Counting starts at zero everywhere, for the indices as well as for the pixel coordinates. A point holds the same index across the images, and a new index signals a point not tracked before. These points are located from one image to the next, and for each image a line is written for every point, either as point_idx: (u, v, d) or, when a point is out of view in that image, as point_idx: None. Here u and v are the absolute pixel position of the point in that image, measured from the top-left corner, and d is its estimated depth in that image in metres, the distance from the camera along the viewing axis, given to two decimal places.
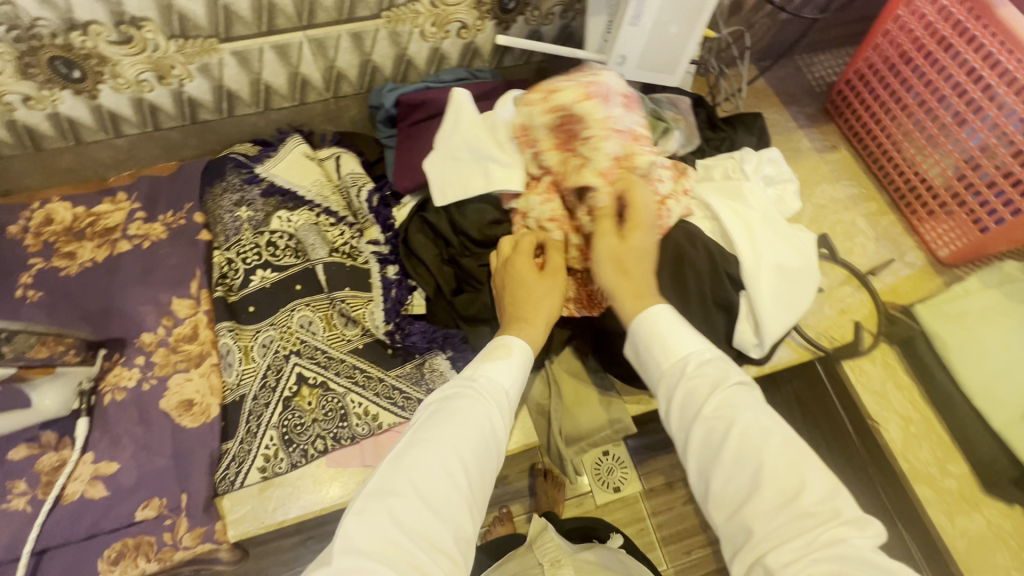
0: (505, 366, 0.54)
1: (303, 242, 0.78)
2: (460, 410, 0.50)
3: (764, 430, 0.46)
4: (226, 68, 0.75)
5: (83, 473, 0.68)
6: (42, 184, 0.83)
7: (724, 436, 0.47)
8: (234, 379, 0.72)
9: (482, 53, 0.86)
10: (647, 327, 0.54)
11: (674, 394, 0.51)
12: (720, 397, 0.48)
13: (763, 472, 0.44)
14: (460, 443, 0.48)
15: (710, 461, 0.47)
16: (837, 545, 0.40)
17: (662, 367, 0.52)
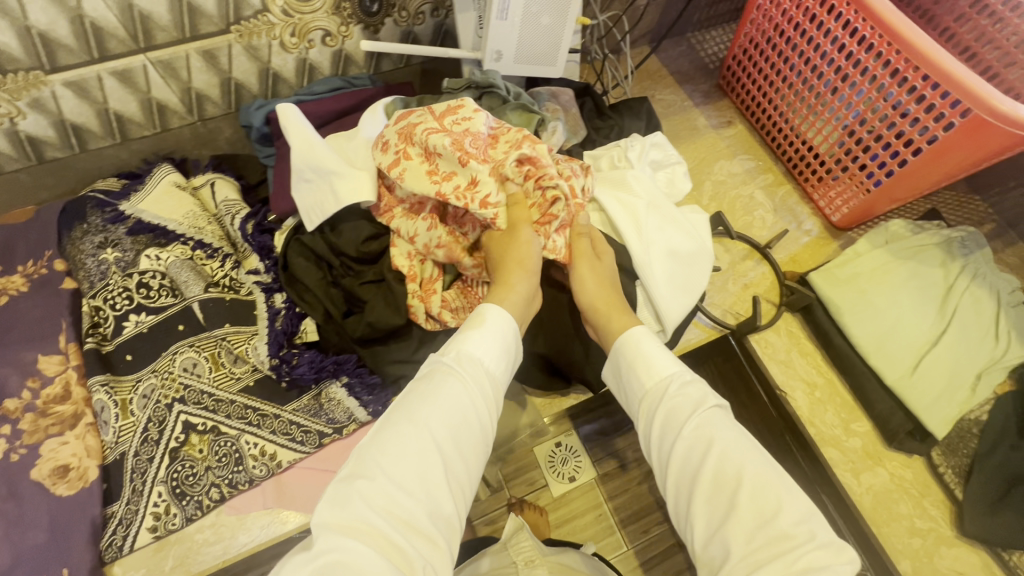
0: (482, 341, 0.54)
1: (176, 281, 0.73)
2: (440, 390, 0.51)
3: (740, 452, 0.51)
4: (63, 100, 0.68)
5: None
6: None
7: (702, 459, 0.51)
8: (113, 436, 0.67)
9: (355, 59, 0.82)
10: (626, 350, 0.59)
11: (655, 419, 0.56)
12: (699, 417, 0.53)
13: (741, 493, 0.49)
14: (432, 419, 0.48)
15: (689, 488, 0.52)
16: (812, 571, 0.44)
17: (646, 388, 0.57)
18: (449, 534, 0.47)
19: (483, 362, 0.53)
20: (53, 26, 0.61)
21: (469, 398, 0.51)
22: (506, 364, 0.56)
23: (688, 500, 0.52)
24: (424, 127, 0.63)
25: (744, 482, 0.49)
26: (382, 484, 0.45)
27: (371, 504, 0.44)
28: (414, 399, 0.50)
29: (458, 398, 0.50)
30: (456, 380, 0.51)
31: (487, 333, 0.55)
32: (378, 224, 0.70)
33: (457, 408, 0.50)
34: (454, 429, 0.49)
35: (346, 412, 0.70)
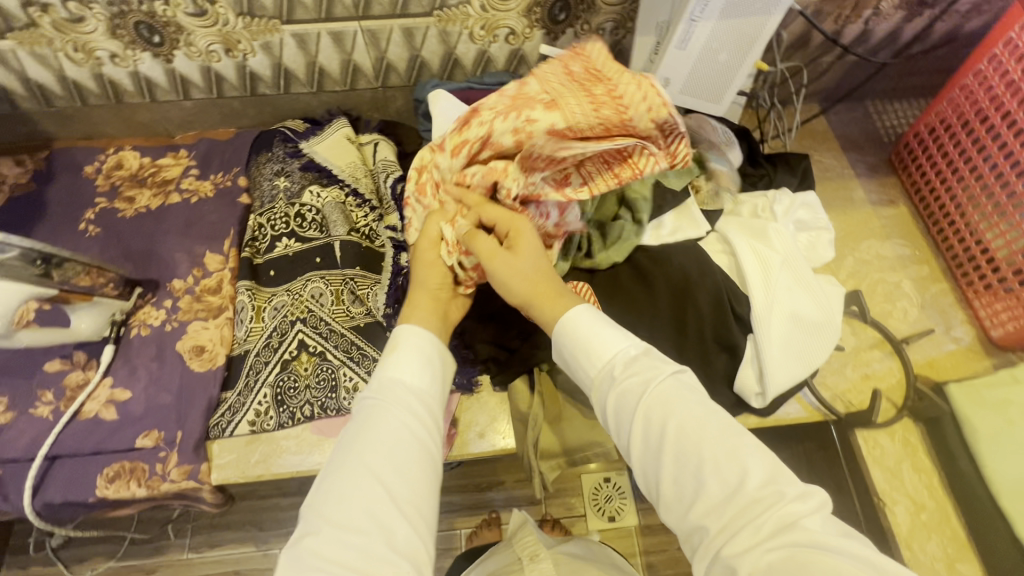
0: (405, 360, 0.54)
1: (326, 218, 0.82)
2: (369, 421, 0.51)
3: (700, 420, 0.46)
4: (286, 48, 0.80)
5: (100, 395, 0.75)
6: (121, 133, 0.94)
7: (662, 435, 0.46)
8: (243, 334, 0.77)
9: (528, 60, 0.88)
10: (567, 335, 0.53)
11: (607, 405, 0.50)
12: (652, 395, 0.48)
13: (709, 464, 0.43)
14: (370, 455, 0.48)
15: (658, 469, 0.46)
16: (787, 530, 0.40)
17: (593, 375, 0.51)
18: (418, 572, 0.45)
19: (407, 382, 0.53)
20: None
21: (402, 420, 0.51)
22: (437, 380, 0.56)
23: (656, 481, 0.47)
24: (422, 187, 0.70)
25: (706, 451, 0.44)
26: (329, 532, 0.45)
27: (320, 556, 0.44)
28: (347, 435, 0.51)
29: (389, 422, 0.50)
30: (382, 404, 0.51)
31: (403, 354, 0.55)
32: None
33: (393, 432, 0.50)
34: (394, 460, 0.48)
35: None
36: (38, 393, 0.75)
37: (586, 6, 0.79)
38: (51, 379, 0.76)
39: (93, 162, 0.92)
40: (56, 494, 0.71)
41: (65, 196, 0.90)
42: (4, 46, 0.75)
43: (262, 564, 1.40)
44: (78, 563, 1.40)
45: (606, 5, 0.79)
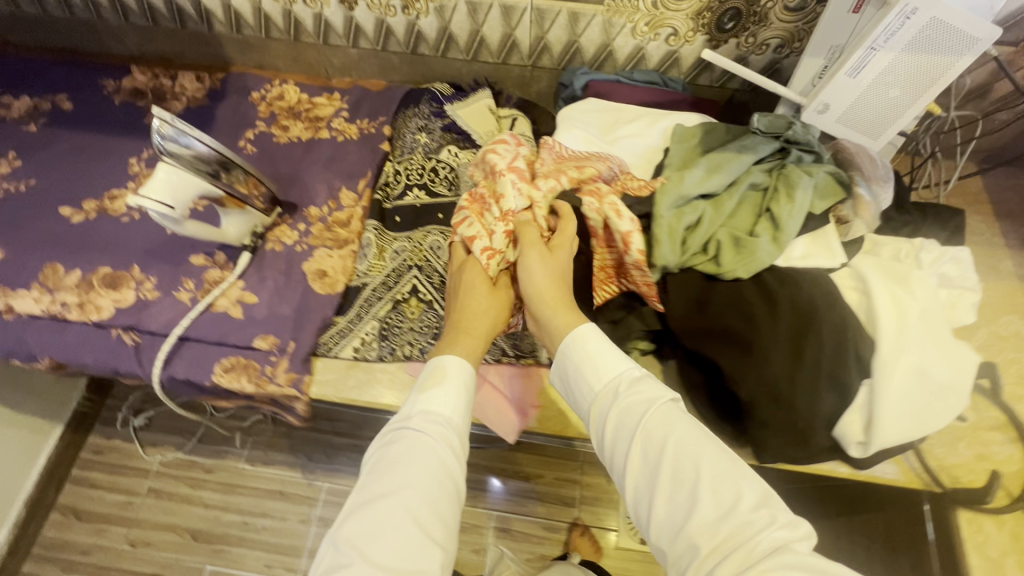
0: (439, 393, 0.58)
1: (459, 178, 0.86)
2: (409, 453, 0.54)
3: (697, 443, 0.50)
4: (457, 14, 0.85)
5: (232, 294, 0.83)
6: (287, 68, 1.03)
7: (659, 450, 0.50)
8: (364, 268, 0.83)
9: (682, 64, 0.88)
10: (570, 352, 0.58)
11: (608, 418, 0.55)
12: (654, 414, 0.52)
13: (705, 484, 0.48)
14: (403, 491, 0.51)
15: (652, 482, 0.50)
16: (781, 552, 0.43)
17: (598, 390, 0.57)
18: None
19: (439, 416, 0.57)
20: None
21: (434, 455, 0.54)
22: (466, 409, 0.59)
23: (648, 490, 0.51)
24: (483, 230, 0.69)
25: (704, 470, 0.48)
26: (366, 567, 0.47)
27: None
28: (383, 465, 0.54)
29: (425, 457, 0.54)
30: (416, 437, 0.55)
31: (434, 388, 0.59)
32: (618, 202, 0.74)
33: (428, 472, 0.53)
34: (425, 496, 0.51)
35: (530, 347, 0.79)
36: (183, 280, 0.84)
37: (758, 18, 0.78)
38: (195, 271, 0.85)
39: (260, 90, 1.01)
40: (180, 370, 0.79)
41: (231, 116, 1.00)
42: None
43: (305, 492, 1.49)
44: (152, 446, 1.55)
45: (780, 20, 0.77)
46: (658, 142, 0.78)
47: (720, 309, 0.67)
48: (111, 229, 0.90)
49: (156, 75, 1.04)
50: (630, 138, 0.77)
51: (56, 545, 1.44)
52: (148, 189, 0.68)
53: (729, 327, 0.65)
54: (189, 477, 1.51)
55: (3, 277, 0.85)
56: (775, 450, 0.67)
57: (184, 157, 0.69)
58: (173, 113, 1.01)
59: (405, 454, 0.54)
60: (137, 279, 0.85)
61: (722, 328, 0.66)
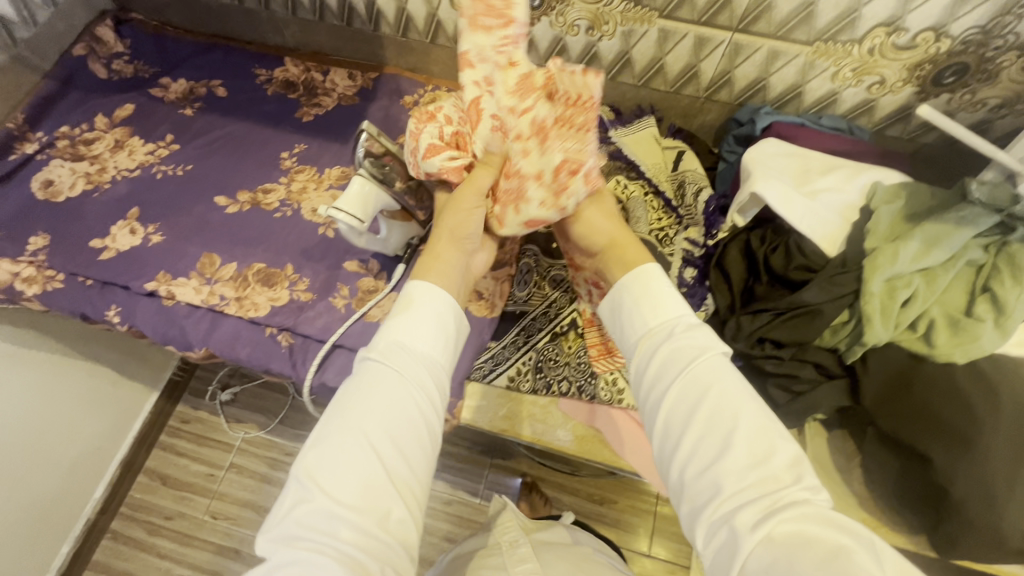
0: (412, 330, 0.58)
1: (631, 212, 0.80)
2: (379, 384, 0.54)
3: (739, 398, 0.50)
4: (644, 39, 0.81)
5: (386, 305, 0.82)
6: (441, 74, 1.01)
7: (702, 397, 0.51)
8: (522, 294, 0.81)
9: (876, 113, 0.82)
10: (633, 287, 0.60)
11: (654, 355, 0.56)
12: (704, 362, 0.53)
13: (736, 435, 0.48)
14: (368, 426, 0.52)
15: (683, 425, 0.51)
16: (800, 507, 0.43)
17: (651, 327, 0.58)
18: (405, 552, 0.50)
19: (419, 356, 0.57)
20: None
21: (409, 394, 0.54)
22: (444, 352, 0.59)
23: (676, 430, 0.51)
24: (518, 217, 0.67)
25: (737, 421, 0.49)
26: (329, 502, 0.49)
27: (325, 516, 0.47)
28: (359, 396, 0.54)
29: (394, 392, 0.54)
30: (386, 374, 0.55)
31: (404, 327, 0.58)
32: (817, 260, 0.69)
33: (398, 400, 0.53)
34: (389, 433, 0.52)
35: None
36: (337, 286, 0.84)
37: (985, 76, 0.71)
38: (349, 277, 0.84)
39: (413, 94, 0.99)
40: (331, 378, 0.78)
41: (382, 118, 0.99)
42: None
43: None
44: (236, 422, 1.57)
45: (1011, 80, 0.71)
46: (857, 200, 0.72)
47: (926, 393, 0.62)
48: (264, 223, 0.90)
49: (308, 68, 1.03)
50: (828, 192, 0.72)
51: (141, 507, 1.48)
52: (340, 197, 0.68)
53: (937, 414, 0.60)
54: (270, 458, 1.53)
55: (162, 262, 0.86)
56: (982, 561, 0.59)
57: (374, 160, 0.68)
58: (324, 109, 1.01)
59: (367, 387, 0.54)
60: (290, 279, 0.85)
61: (930, 415, 0.60)
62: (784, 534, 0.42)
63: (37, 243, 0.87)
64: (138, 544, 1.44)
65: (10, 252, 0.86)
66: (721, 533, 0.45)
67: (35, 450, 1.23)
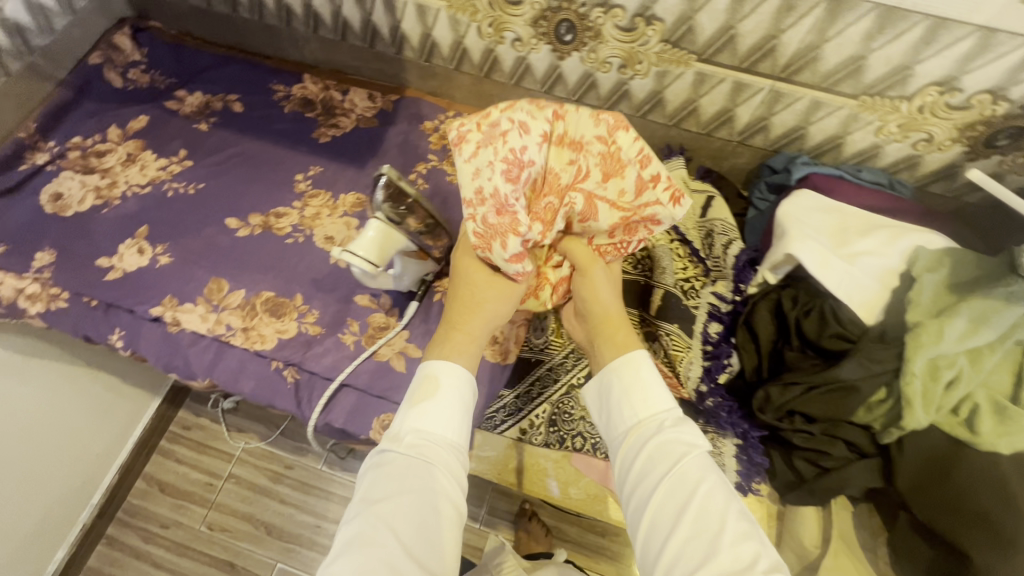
0: (436, 412, 0.55)
1: (656, 262, 0.77)
2: (400, 477, 0.53)
3: (725, 498, 0.50)
4: (679, 81, 0.77)
5: (396, 344, 0.79)
6: (463, 100, 0.98)
7: (688, 496, 0.50)
8: (538, 342, 0.77)
9: (919, 169, 0.77)
10: (624, 376, 0.57)
11: (642, 450, 0.54)
12: (688, 459, 0.52)
13: (723, 541, 0.47)
14: (397, 522, 0.50)
15: (668, 526, 0.49)
16: None
17: (639, 419, 0.56)
18: None
19: (442, 440, 0.55)
20: (749, 32, 0.67)
21: (437, 487, 0.53)
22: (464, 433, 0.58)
23: (659, 531, 0.50)
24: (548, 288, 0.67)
25: (726, 525, 0.48)
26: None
27: None
28: (381, 490, 0.52)
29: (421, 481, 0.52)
30: (410, 461, 0.53)
31: (429, 408, 0.56)
32: (853, 329, 0.65)
33: (423, 494, 0.52)
34: (421, 529, 0.50)
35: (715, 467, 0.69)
36: (348, 321, 0.81)
37: None
38: (360, 311, 0.82)
39: (434, 120, 0.96)
40: (337, 419, 0.76)
41: (400, 144, 0.96)
42: (436, 4, 0.80)
43: None
44: (237, 432, 1.55)
45: None
46: (897, 264, 0.68)
47: (966, 483, 0.57)
48: (275, 249, 0.87)
49: (327, 87, 1.01)
50: (867, 255, 0.68)
51: (137, 514, 1.46)
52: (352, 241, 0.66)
53: (977, 506, 0.56)
54: (269, 470, 1.51)
55: (169, 286, 0.83)
56: None
57: (390, 204, 0.65)
58: (342, 131, 0.98)
59: (390, 482, 0.52)
60: (299, 310, 0.82)
61: (970, 507, 0.56)
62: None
63: (43, 259, 0.85)
64: (133, 552, 1.42)
65: (15, 267, 0.84)
66: None
67: (42, 452, 1.21)
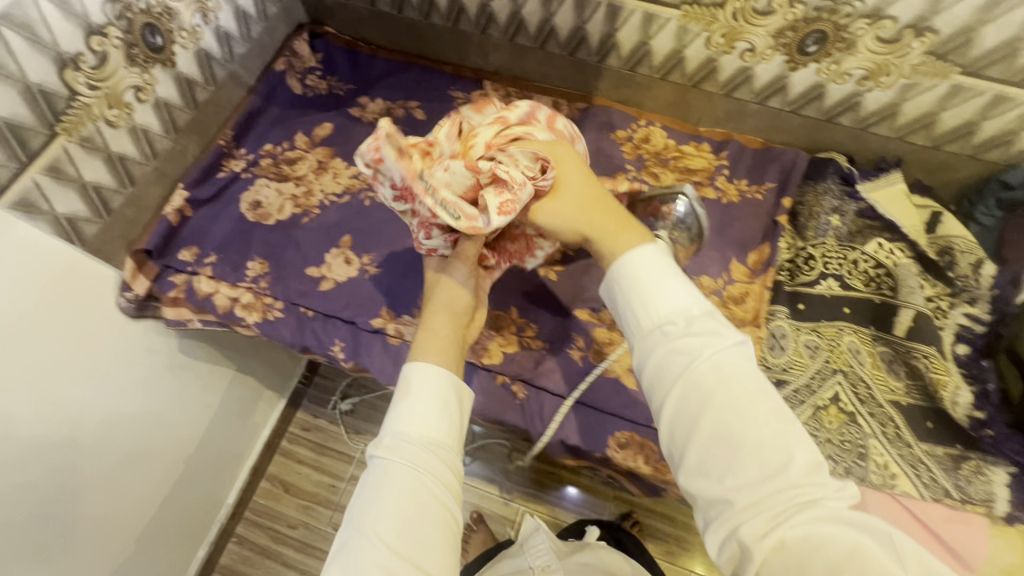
0: (414, 410, 0.55)
1: (899, 282, 0.76)
2: (389, 476, 0.51)
3: (752, 398, 0.45)
4: (927, 93, 0.75)
5: (624, 360, 0.78)
6: (653, 108, 0.96)
7: (707, 399, 0.45)
8: (778, 362, 0.75)
9: None
10: (630, 275, 0.52)
11: (654, 353, 0.49)
12: (708, 361, 0.46)
13: (748, 445, 0.43)
14: (377, 519, 0.48)
15: (686, 432, 0.45)
16: (822, 522, 0.40)
17: (647, 324, 0.50)
18: None
19: (422, 436, 0.54)
20: None
21: (416, 483, 0.50)
22: (448, 420, 0.56)
23: (684, 437, 0.46)
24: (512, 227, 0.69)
25: (757, 430, 0.43)
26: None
27: None
28: (371, 490, 0.50)
29: (399, 477, 0.50)
30: (389, 460, 0.52)
31: (407, 408, 0.55)
32: None
33: (407, 485, 0.50)
34: (400, 523, 0.48)
35: (984, 495, 0.67)
36: (571, 336, 0.80)
37: None
38: (581, 326, 0.80)
39: (626, 129, 0.95)
40: (571, 436, 0.75)
41: (591, 153, 0.94)
42: (669, 13, 0.78)
43: None
44: (354, 433, 1.55)
45: None
46: None
47: None
48: None
49: (509, 94, 0.99)
50: None
51: (264, 513, 1.48)
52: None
53: None
54: None
55: (383, 297, 0.83)
56: None
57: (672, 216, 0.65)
58: None
59: (378, 480, 0.51)
60: (517, 324, 0.81)
61: None
62: (796, 542, 0.39)
63: (255, 269, 0.85)
64: (263, 551, 1.44)
65: (230, 277, 0.84)
66: (732, 550, 0.42)
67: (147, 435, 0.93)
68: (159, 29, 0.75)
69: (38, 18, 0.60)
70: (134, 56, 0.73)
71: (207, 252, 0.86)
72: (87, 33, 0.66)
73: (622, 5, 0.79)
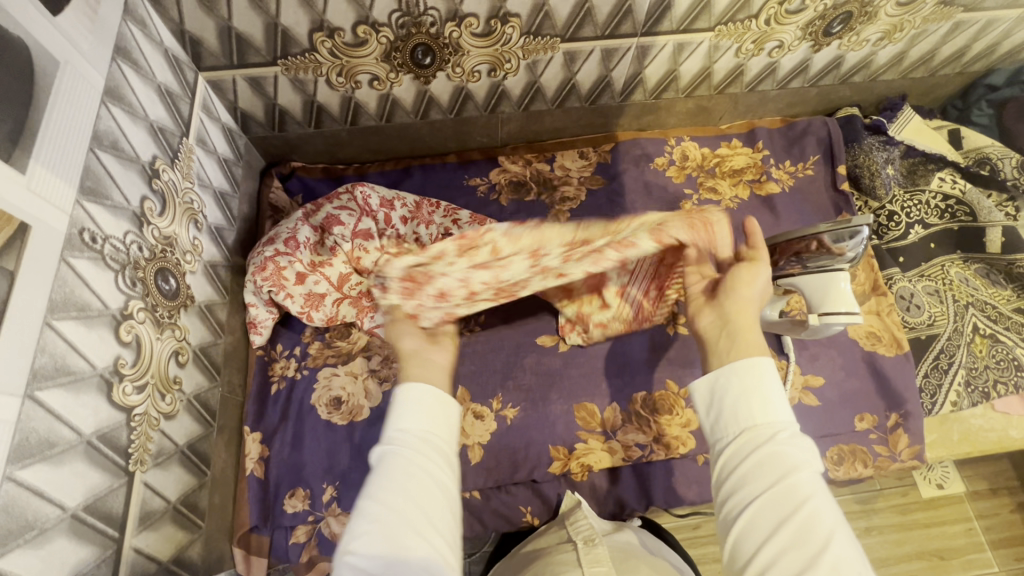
0: (421, 421, 0.44)
1: (975, 207, 0.83)
2: (400, 472, 0.40)
3: (836, 523, 0.38)
4: (933, 36, 0.81)
5: (796, 382, 0.77)
6: (673, 123, 0.93)
7: (793, 516, 0.38)
8: (918, 319, 0.80)
9: None
10: (742, 372, 0.44)
11: (751, 457, 0.41)
12: (801, 475, 0.39)
13: (824, 566, 0.35)
14: (399, 507, 0.39)
15: (765, 538, 0.38)
16: None
17: (752, 424, 0.42)
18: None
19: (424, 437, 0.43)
20: None
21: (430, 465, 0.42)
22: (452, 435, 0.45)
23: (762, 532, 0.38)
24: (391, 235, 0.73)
25: (833, 555, 0.36)
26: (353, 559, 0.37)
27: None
28: (384, 483, 0.40)
29: (421, 474, 0.41)
30: (409, 455, 0.42)
31: (413, 406, 0.44)
32: None
33: (425, 480, 0.40)
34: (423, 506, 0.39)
35: None
36: None
37: None
38: None
39: (662, 154, 0.89)
40: None
41: (642, 190, 0.88)
42: (702, 38, 0.74)
43: None
44: None
45: None
46: None
47: None
48: (609, 350, 0.78)
49: (530, 161, 0.89)
50: None
51: None
52: (804, 291, 0.66)
53: None
54: None
55: (543, 437, 0.73)
56: None
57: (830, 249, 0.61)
58: (577, 200, 0.86)
59: (393, 470, 0.40)
60: (682, 396, 0.74)
61: None
62: None
63: None
64: None
65: None
66: None
67: None
68: (169, 270, 0.56)
69: (64, 348, 0.41)
70: (160, 319, 0.54)
71: (319, 487, 0.66)
72: (115, 326, 0.47)
73: (652, 44, 0.74)
